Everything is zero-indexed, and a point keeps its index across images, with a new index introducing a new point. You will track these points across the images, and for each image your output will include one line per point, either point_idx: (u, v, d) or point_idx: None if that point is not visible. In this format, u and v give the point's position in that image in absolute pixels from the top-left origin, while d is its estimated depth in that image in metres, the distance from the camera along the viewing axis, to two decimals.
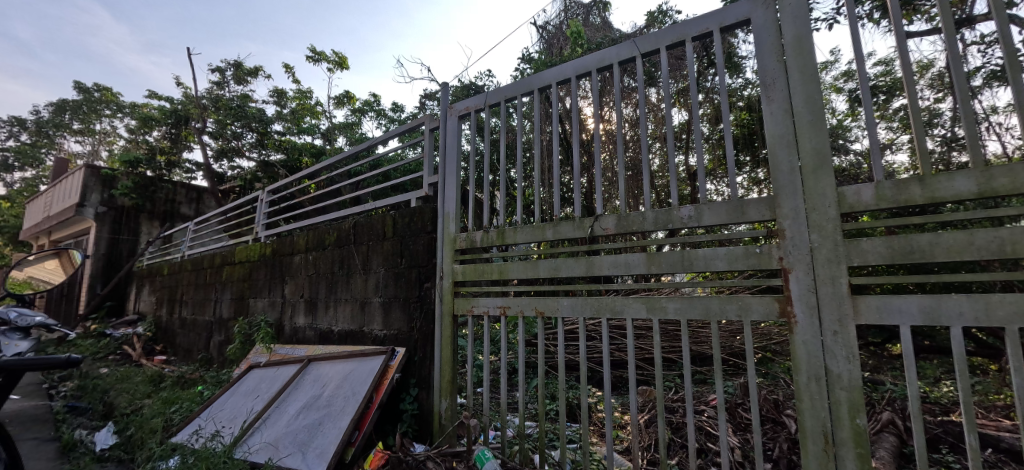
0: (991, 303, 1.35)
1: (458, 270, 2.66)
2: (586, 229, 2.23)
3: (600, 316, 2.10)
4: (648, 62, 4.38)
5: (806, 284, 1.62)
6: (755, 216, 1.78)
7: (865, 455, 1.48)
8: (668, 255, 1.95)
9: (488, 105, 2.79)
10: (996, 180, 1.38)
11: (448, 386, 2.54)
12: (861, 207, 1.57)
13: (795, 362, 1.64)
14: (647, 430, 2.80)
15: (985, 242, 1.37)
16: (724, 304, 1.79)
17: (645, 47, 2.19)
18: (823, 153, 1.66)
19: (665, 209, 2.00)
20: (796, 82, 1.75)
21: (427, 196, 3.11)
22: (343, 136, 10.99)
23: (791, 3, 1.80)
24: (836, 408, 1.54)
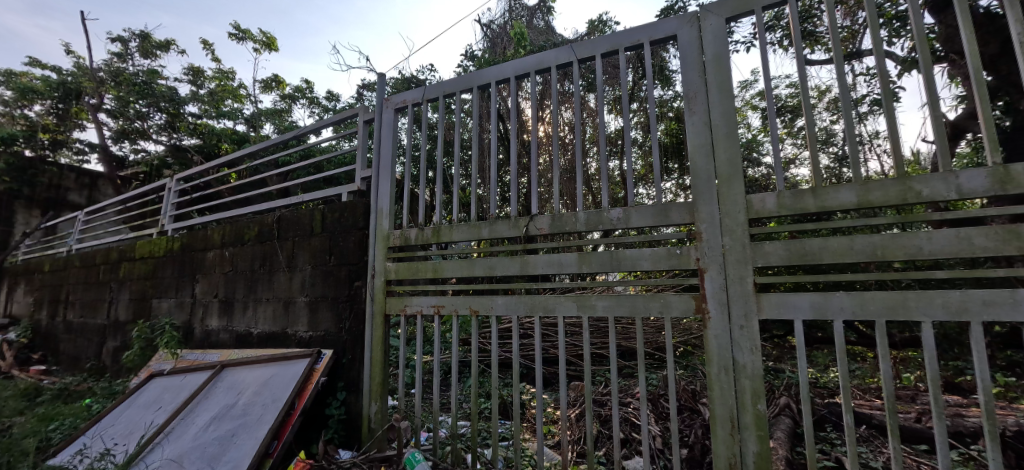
0: (865, 300, 1.55)
1: (391, 269, 2.58)
2: (521, 228, 2.26)
3: (533, 313, 2.14)
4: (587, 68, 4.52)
5: (719, 283, 1.77)
6: (676, 220, 1.90)
7: (765, 437, 1.65)
8: (598, 255, 2.03)
9: (426, 99, 2.73)
10: (873, 193, 1.59)
11: (378, 389, 2.46)
12: (765, 213, 1.74)
13: (708, 355, 1.77)
14: (577, 423, 2.90)
15: (863, 247, 1.57)
16: (648, 302, 1.90)
17: (582, 54, 2.26)
18: (735, 164, 1.81)
19: (597, 210, 2.08)
20: (714, 97, 1.90)
21: (359, 190, 2.98)
22: (269, 124, 10.23)
23: (712, 24, 1.95)
24: (741, 395, 1.69)
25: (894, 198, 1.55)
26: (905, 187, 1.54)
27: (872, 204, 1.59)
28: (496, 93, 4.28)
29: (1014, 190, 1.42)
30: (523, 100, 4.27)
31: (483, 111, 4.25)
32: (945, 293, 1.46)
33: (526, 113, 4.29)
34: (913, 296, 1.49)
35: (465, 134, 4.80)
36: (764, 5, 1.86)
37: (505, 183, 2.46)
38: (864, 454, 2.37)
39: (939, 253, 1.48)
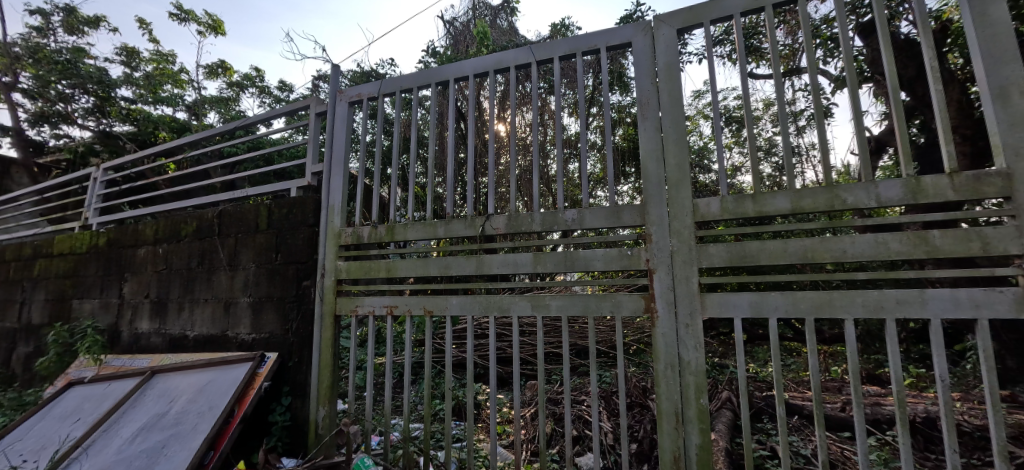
0: (797, 299, 1.66)
1: (342, 268, 2.50)
2: (477, 228, 2.25)
3: (488, 313, 2.14)
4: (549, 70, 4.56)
5: (667, 283, 1.83)
6: (628, 222, 1.96)
7: (706, 430, 1.73)
8: (553, 255, 2.06)
9: (382, 94, 2.66)
10: (805, 199, 1.71)
11: (327, 392, 2.39)
12: (710, 217, 1.83)
13: (656, 353, 1.83)
14: (531, 422, 2.93)
15: (795, 249, 1.69)
16: (600, 301, 1.94)
17: (541, 55, 2.27)
18: (683, 169, 1.89)
19: (552, 211, 2.10)
20: (666, 104, 1.97)
21: (309, 186, 2.86)
22: (214, 113, 9.61)
23: (665, 34, 2.02)
24: (686, 391, 1.77)
25: (823, 204, 1.67)
26: (833, 195, 1.67)
27: (804, 210, 1.71)
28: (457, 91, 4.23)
29: (924, 200, 1.57)
30: (484, 99, 4.24)
31: (442, 109, 4.19)
32: (865, 293, 1.59)
33: (486, 113, 4.27)
34: (838, 295, 1.61)
35: (425, 132, 4.71)
36: (713, 19, 1.95)
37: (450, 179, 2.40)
38: (795, 442, 2.53)
39: (861, 256, 1.61)
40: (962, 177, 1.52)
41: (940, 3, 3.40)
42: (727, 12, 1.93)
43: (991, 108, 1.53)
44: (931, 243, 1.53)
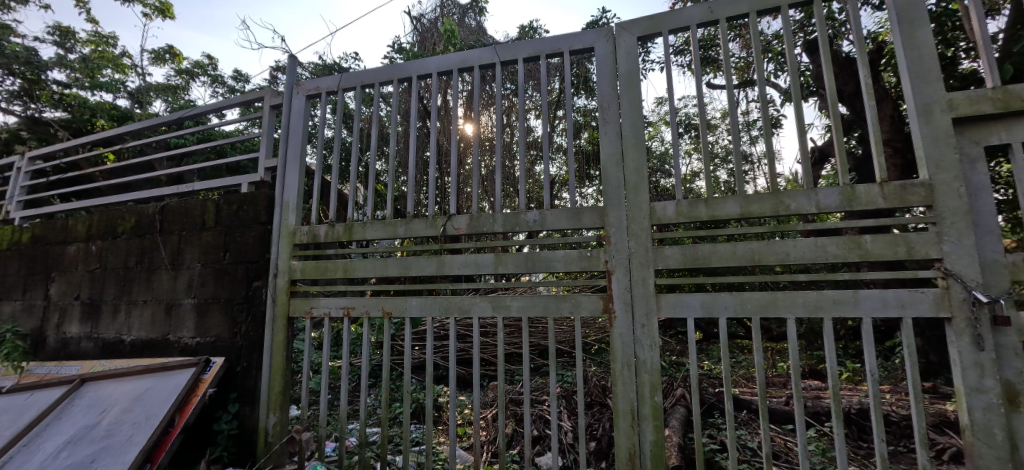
0: (745, 300, 1.74)
1: (296, 268, 2.41)
2: (438, 228, 2.22)
3: (449, 314, 2.11)
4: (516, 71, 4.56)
5: (624, 284, 1.88)
6: (588, 223, 1.99)
7: (660, 426, 1.79)
8: (515, 256, 2.06)
9: (342, 89, 2.58)
10: (753, 205, 1.79)
11: (278, 398, 2.30)
12: (666, 220, 1.89)
13: (613, 352, 1.87)
14: (492, 423, 2.92)
15: (744, 252, 1.77)
16: (560, 302, 1.97)
17: (505, 56, 2.28)
18: (641, 173, 1.94)
19: (514, 212, 2.10)
20: (626, 109, 2.02)
21: (262, 181, 2.73)
22: (161, 101, 9.02)
23: (626, 40, 2.07)
24: (641, 388, 1.82)
25: (770, 209, 1.76)
26: (778, 201, 1.77)
27: (752, 215, 1.79)
28: (422, 89, 4.17)
29: (858, 206, 1.68)
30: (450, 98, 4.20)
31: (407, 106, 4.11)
32: (806, 294, 1.68)
33: (453, 113, 4.23)
34: (781, 296, 1.70)
35: (388, 130, 4.62)
36: (671, 28, 2.02)
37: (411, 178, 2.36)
38: (743, 435, 2.66)
39: (803, 259, 1.71)
40: (891, 186, 1.65)
41: (876, 25, 3.67)
42: (685, 22, 2.00)
43: (916, 123, 1.66)
44: (864, 247, 1.64)
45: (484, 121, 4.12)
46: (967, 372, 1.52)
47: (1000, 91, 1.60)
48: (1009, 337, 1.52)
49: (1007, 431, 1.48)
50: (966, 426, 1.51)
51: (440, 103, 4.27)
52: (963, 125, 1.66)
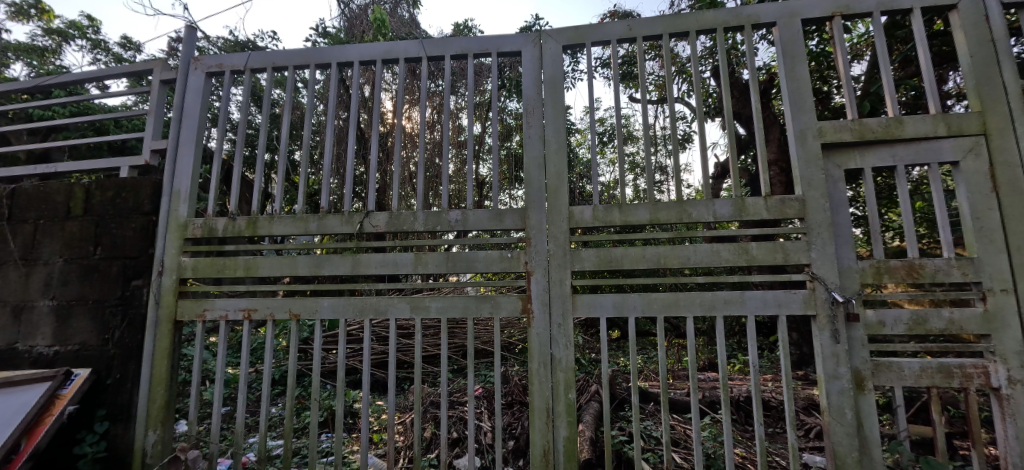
0: (651, 300, 1.87)
1: (187, 265, 2.16)
2: (354, 225, 2.11)
3: (363, 316, 2.02)
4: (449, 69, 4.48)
5: (543, 285, 1.93)
6: (510, 225, 2.01)
7: (573, 422, 1.86)
8: (435, 256, 2.02)
9: (250, 69, 2.35)
10: (661, 212, 1.93)
11: (158, 413, 2.09)
12: (583, 223, 1.97)
13: (530, 352, 1.91)
14: (409, 427, 2.84)
15: (652, 255, 1.90)
16: (480, 303, 1.97)
17: (432, 51, 2.23)
18: (561, 177, 2.01)
19: (435, 211, 2.07)
20: (549, 115, 2.07)
21: (148, 165, 2.40)
22: (22, 64, 7.59)
23: (550, 47, 2.13)
24: (556, 386, 1.88)
25: (675, 217, 1.91)
26: (682, 209, 1.92)
27: (660, 221, 1.93)
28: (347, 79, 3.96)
29: (747, 216, 1.88)
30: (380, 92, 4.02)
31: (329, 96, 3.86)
32: (702, 295, 1.85)
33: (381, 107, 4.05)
34: (683, 296, 1.85)
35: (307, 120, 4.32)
36: (594, 41, 2.11)
37: (323, 171, 2.21)
38: (648, 426, 2.85)
39: (701, 263, 1.87)
40: (773, 200, 1.87)
41: (770, 58, 4.15)
42: (606, 36, 2.10)
43: (794, 145, 1.90)
44: (750, 253, 1.84)
45: (414, 118, 4.00)
46: (826, 361, 1.76)
47: (857, 122, 1.88)
48: (858, 331, 1.80)
49: (854, 411, 1.75)
50: (825, 409, 1.76)
51: (368, 96, 4.09)
52: (829, 150, 1.92)
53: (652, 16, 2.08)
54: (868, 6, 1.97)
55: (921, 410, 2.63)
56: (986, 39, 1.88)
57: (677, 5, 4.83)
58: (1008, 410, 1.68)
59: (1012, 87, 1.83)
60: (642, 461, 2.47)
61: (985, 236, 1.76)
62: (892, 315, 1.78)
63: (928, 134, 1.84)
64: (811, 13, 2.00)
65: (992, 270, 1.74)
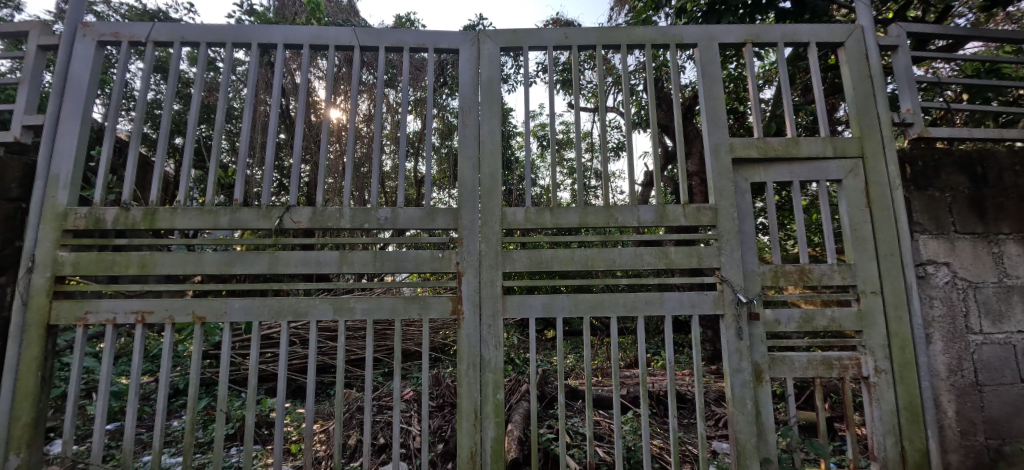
0: (578, 301, 1.93)
1: (66, 261, 1.88)
2: (272, 220, 1.96)
3: (281, 318, 1.88)
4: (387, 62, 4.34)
5: (473, 285, 1.92)
6: (441, 224, 1.98)
7: (501, 423, 1.87)
8: (362, 255, 1.94)
9: (154, 42, 2.10)
10: (589, 216, 2.00)
11: (22, 433, 1.80)
12: (515, 225, 1.99)
13: (460, 353, 1.89)
14: (331, 436, 2.69)
15: (580, 257, 1.96)
16: (409, 304, 1.91)
17: (365, 40, 2.13)
18: (495, 179, 2.01)
19: (364, 207, 1.98)
20: (485, 115, 2.07)
21: (18, 143, 2.05)
22: None
23: (488, 48, 2.13)
24: (484, 387, 1.88)
25: (602, 221, 1.99)
26: (609, 214, 2.01)
27: (589, 225, 2.00)
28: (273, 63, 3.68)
29: (668, 222, 2.01)
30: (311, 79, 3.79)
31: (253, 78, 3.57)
32: (626, 296, 1.94)
33: (313, 96, 3.82)
34: (608, 297, 1.93)
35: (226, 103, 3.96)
36: (531, 45, 2.14)
37: (236, 160, 2.03)
38: (573, 422, 2.94)
39: (625, 265, 1.97)
40: (691, 207, 2.01)
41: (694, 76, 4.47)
42: (543, 41, 2.14)
43: (709, 158, 2.06)
44: (669, 256, 1.96)
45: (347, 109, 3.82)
46: (731, 356, 1.93)
47: (762, 140, 2.08)
48: (758, 329, 1.99)
49: (753, 401, 1.93)
50: (729, 400, 1.92)
51: (297, 82, 3.84)
52: (739, 164, 2.10)
53: (587, 26, 2.15)
54: (774, 36, 2.19)
55: (808, 398, 2.96)
56: (865, 75, 2.16)
57: (613, 18, 5.06)
58: (874, 395, 1.94)
59: (884, 117, 2.12)
60: (568, 457, 2.53)
61: (860, 245, 2.02)
62: (786, 313, 1.99)
63: (819, 155, 2.08)
64: (727, 38, 2.18)
65: (864, 275, 2.00)
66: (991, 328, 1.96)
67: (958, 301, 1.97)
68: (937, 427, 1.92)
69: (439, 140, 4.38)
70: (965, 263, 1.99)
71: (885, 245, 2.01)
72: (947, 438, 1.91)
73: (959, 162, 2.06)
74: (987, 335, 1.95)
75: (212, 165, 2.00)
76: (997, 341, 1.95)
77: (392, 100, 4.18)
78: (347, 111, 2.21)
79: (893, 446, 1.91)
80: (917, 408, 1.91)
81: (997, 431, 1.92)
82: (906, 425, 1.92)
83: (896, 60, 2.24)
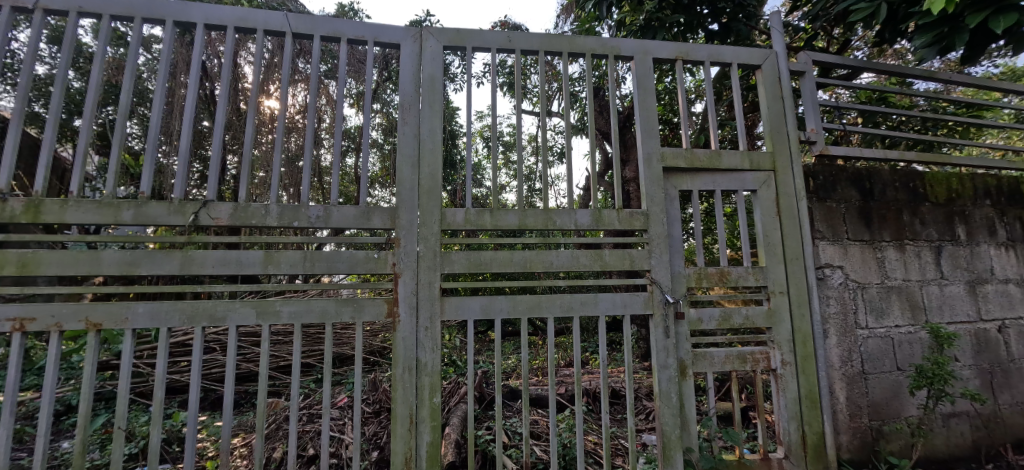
0: (516, 302, 1.95)
1: None
2: (186, 216, 1.79)
3: (195, 324, 1.72)
4: (326, 51, 4.12)
5: (410, 287, 1.88)
6: (377, 224, 1.91)
7: (437, 427, 1.84)
8: (290, 255, 1.82)
9: (44, 9, 1.84)
10: (529, 218, 2.02)
11: None
12: (455, 226, 1.97)
13: (395, 357, 1.83)
14: (253, 450, 2.50)
15: (519, 259, 1.98)
16: (341, 307, 1.83)
17: (298, 27, 2.00)
18: (435, 179, 1.98)
19: (293, 204, 1.86)
20: (426, 113, 2.03)
21: None
22: None
23: (431, 46, 2.09)
24: (420, 391, 1.84)
25: (541, 224, 2.03)
26: (548, 217, 2.05)
27: (528, 227, 2.03)
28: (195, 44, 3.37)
29: (603, 226, 2.08)
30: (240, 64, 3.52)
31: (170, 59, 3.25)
32: (562, 297, 1.99)
33: (241, 82, 3.53)
34: (545, 298, 1.97)
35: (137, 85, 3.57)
36: (474, 46, 2.13)
37: (144, 147, 1.84)
38: (511, 423, 2.95)
39: (563, 267, 2.02)
40: (625, 212, 2.10)
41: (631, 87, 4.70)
42: (486, 43, 2.14)
43: (642, 166, 2.16)
44: (603, 259, 2.04)
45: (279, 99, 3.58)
46: (659, 353, 2.04)
47: (689, 151, 2.22)
48: (683, 327, 2.12)
49: (678, 395, 2.05)
50: (657, 394, 2.03)
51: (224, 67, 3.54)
52: (669, 172, 2.23)
53: (530, 32, 2.18)
54: (701, 55, 2.35)
55: (727, 390, 3.20)
56: (777, 96, 2.38)
57: (559, 26, 5.18)
58: (781, 386, 2.14)
59: (792, 135, 2.34)
60: (505, 457, 2.55)
61: (771, 250, 2.22)
62: (708, 312, 2.14)
63: (737, 166, 2.26)
64: (660, 53, 2.31)
65: (774, 277, 2.20)
66: (875, 323, 2.23)
67: (850, 300, 2.23)
68: (832, 412, 2.15)
69: (380, 137, 4.24)
70: (855, 266, 2.26)
71: (792, 250, 2.22)
72: (839, 421, 2.14)
73: (852, 178, 2.34)
74: (871, 330, 2.23)
75: (114, 152, 1.79)
76: (880, 335, 2.23)
77: (330, 92, 3.97)
78: (277, 101, 2.08)
79: (796, 430, 2.11)
80: (815, 395, 2.14)
81: (878, 413, 2.19)
82: (807, 411, 2.13)
83: (803, 85, 2.50)
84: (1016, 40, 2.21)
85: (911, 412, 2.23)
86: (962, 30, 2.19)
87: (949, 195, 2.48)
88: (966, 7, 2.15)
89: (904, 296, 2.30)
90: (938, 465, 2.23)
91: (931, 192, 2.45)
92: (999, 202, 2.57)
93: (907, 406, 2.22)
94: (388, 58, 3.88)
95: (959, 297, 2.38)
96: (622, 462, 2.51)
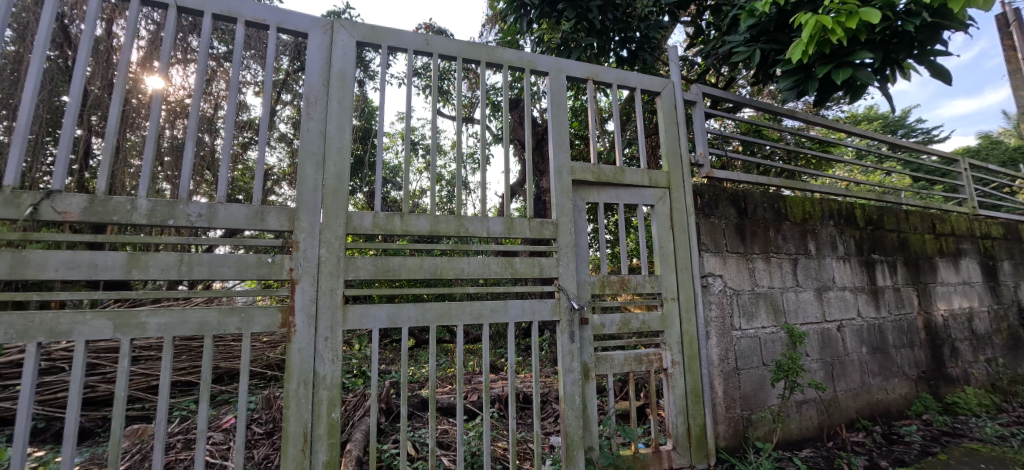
0: (425, 310, 1.91)
1: None
2: (22, 208, 1.49)
3: (27, 339, 1.43)
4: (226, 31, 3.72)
5: (309, 294, 1.75)
6: (273, 226, 1.75)
7: (335, 444, 1.73)
8: (162, 258, 1.60)
9: None
10: (441, 224, 1.99)
11: None
12: (361, 229, 1.88)
13: (288, 370, 1.69)
14: None
15: (430, 266, 1.94)
16: (224, 318, 1.64)
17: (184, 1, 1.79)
18: (342, 179, 1.88)
19: (168, 200, 1.64)
20: (334, 109, 1.92)
21: None
22: None
23: (342, 40, 1.98)
24: (317, 406, 1.72)
25: (453, 230, 2.01)
26: (461, 223, 2.04)
27: (439, 233, 2.00)
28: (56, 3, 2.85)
29: (515, 234, 2.13)
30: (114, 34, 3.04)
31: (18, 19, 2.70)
32: (472, 304, 1.99)
33: (114, 55, 3.05)
34: (454, 305, 1.95)
35: None
36: (390, 45, 2.07)
37: None
38: (418, 434, 2.86)
39: (474, 274, 2.02)
40: (536, 222, 2.16)
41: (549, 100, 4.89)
42: (403, 43, 2.09)
43: (553, 178, 2.24)
44: (514, 266, 2.08)
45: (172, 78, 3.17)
46: (565, 357, 2.12)
47: (597, 166, 2.36)
48: (587, 332, 2.23)
49: (581, 397, 2.15)
50: (562, 398, 2.10)
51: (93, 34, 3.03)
52: (577, 184, 2.34)
53: (449, 38, 2.16)
54: (609, 78, 2.51)
55: (626, 390, 3.42)
56: (674, 121, 2.63)
57: (483, 35, 5.24)
58: (671, 383, 2.34)
59: (684, 157, 2.60)
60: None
61: (665, 260, 2.43)
62: (609, 317, 2.28)
63: (637, 182, 2.44)
64: (573, 72, 2.42)
65: (667, 284, 2.41)
66: (746, 325, 2.54)
67: (727, 305, 2.51)
68: (712, 405, 2.40)
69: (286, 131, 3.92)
70: (731, 275, 2.56)
71: (681, 260, 2.45)
72: (718, 412, 2.40)
73: (731, 198, 2.65)
74: (743, 331, 2.53)
75: None
76: (750, 335, 2.54)
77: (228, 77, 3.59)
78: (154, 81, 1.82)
79: (682, 424, 2.32)
80: (698, 391, 2.37)
81: (748, 404, 2.48)
82: (692, 406, 2.35)
83: (694, 113, 2.78)
84: (852, 90, 2.67)
85: (772, 401, 2.56)
86: (813, 77, 2.60)
87: (804, 216, 2.91)
88: (817, 60, 2.57)
89: (768, 301, 2.65)
90: (793, 446, 2.59)
91: (791, 212, 2.86)
92: (839, 222, 3.09)
93: (769, 396, 2.56)
94: (300, 47, 3.62)
95: (810, 302, 2.81)
96: (528, 465, 2.55)
